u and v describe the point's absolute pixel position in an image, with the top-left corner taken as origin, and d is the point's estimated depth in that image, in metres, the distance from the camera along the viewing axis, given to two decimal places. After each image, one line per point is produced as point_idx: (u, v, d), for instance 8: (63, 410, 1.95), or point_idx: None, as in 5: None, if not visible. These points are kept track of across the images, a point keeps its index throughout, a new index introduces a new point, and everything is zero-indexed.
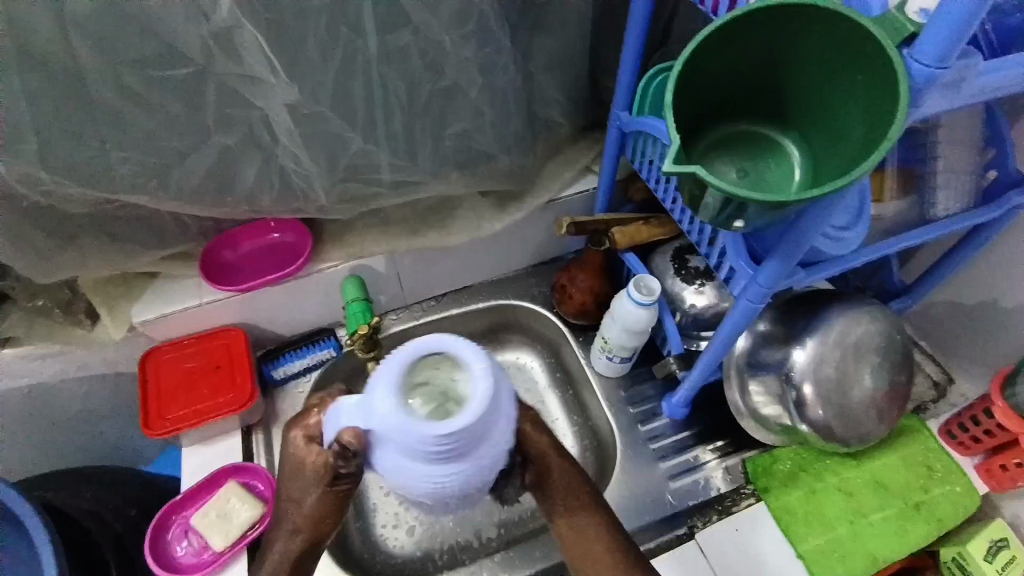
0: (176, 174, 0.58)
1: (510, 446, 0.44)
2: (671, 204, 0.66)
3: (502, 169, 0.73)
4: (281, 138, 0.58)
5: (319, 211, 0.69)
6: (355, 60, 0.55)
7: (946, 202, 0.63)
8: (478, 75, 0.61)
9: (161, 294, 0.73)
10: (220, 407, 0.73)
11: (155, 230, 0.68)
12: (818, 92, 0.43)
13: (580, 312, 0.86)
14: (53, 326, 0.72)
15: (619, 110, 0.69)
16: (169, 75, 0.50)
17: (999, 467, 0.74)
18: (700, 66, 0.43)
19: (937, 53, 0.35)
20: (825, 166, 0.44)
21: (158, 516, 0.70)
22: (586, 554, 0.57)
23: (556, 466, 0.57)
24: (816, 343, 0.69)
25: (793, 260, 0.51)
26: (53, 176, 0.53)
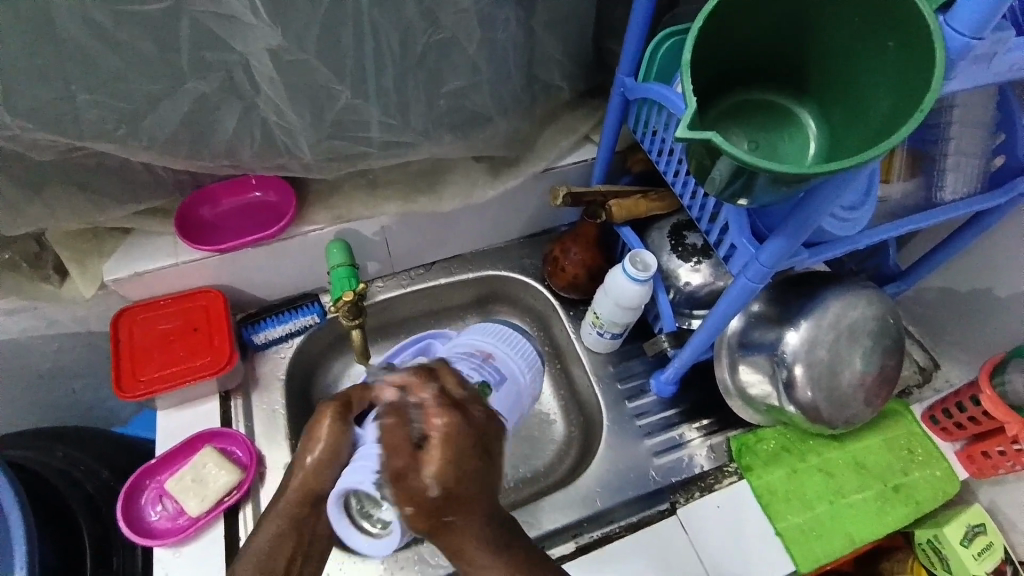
0: (149, 123, 0.54)
1: None
2: (674, 177, 0.63)
3: (497, 132, 0.70)
4: (264, 88, 0.55)
5: (304, 169, 0.66)
6: (345, 5, 0.51)
7: (955, 185, 0.62)
8: (477, 28, 0.57)
9: (135, 251, 0.70)
10: (196, 371, 0.70)
11: (128, 183, 0.64)
12: (842, 63, 0.41)
13: (571, 285, 0.84)
14: (19, 280, 0.68)
15: (624, 74, 0.65)
16: (139, 11, 0.46)
17: (981, 453, 0.75)
18: (721, 26, 0.40)
19: (974, 23, 0.33)
20: (842, 141, 0.42)
21: (131, 479, 0.68)
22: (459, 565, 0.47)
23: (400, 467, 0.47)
24: (810, 325, 0.68)
25: (798, 240, 0.49)
26: (14, 118, 0.49)
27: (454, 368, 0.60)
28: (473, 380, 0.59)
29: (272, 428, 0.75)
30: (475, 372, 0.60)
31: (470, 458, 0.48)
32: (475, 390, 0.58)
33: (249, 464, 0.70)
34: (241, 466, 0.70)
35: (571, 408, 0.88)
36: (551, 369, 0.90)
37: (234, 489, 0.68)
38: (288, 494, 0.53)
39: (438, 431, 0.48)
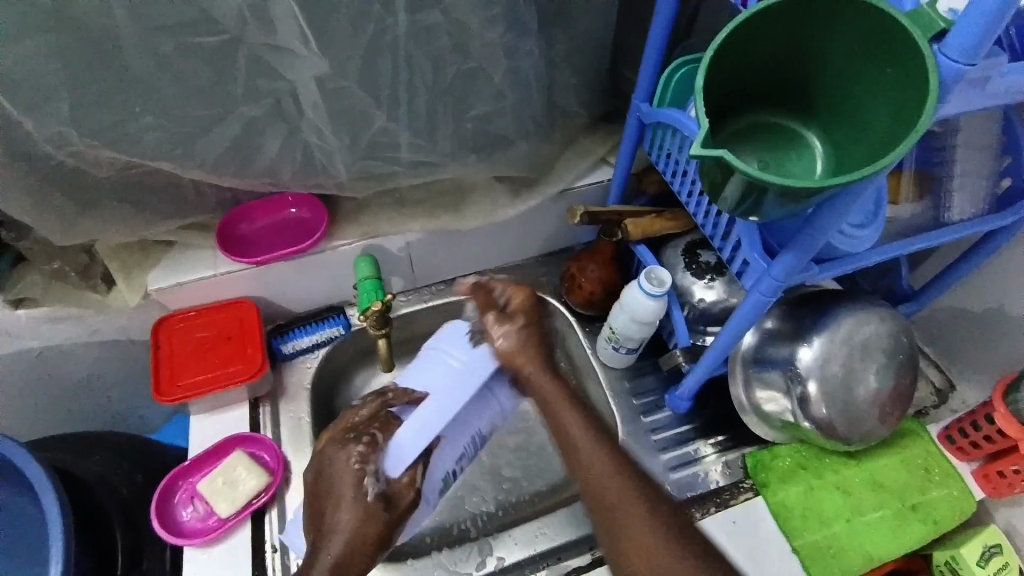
0: (200, 143, 0.58)
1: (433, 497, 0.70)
2: (687, 197, 0.66)
3: (519, 154, 0.74)
4: (306, 112, 0.59)
5: (337, 187, 0.70)
6: (383, 37, 0.55)
7: (961, 207, 0.64)
8: (503, 57, 0.61)
9: (178, 262, 0.74)
10: (230, 377, 0.73)
11: (175, 198, 0.68)
12: (845, 86, 0.44)
13: (587, 302, 0.87)
14: (67, 289, 0.73)
15: (639, 101, 0.69)
16: (201, 43, 0.51)
17: (997, 473, 0.75)
18: (730, 56, 0.44)
19: (966, 49, 0.36)
20: (848, 160, 0.44)
21: (165, 480, 0.70)
22: (596, 488, 0.64)
23: (589, 456, 0.65)
24: (822, 342, 0.69)
25: (808, 256, 0.52)
26: (81, 137, 0.54)
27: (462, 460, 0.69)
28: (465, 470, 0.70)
29: (297, 436, 0.77)
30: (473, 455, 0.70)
31: (608, 471, 0.64)
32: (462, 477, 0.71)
33: (277, 468, 0.73)
34: (269, 470, 0.73)
35: None
36: (567, 385, 0.92)
37: (262, 492, 0.71)
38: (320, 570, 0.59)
39: (591, 475, 0.64)
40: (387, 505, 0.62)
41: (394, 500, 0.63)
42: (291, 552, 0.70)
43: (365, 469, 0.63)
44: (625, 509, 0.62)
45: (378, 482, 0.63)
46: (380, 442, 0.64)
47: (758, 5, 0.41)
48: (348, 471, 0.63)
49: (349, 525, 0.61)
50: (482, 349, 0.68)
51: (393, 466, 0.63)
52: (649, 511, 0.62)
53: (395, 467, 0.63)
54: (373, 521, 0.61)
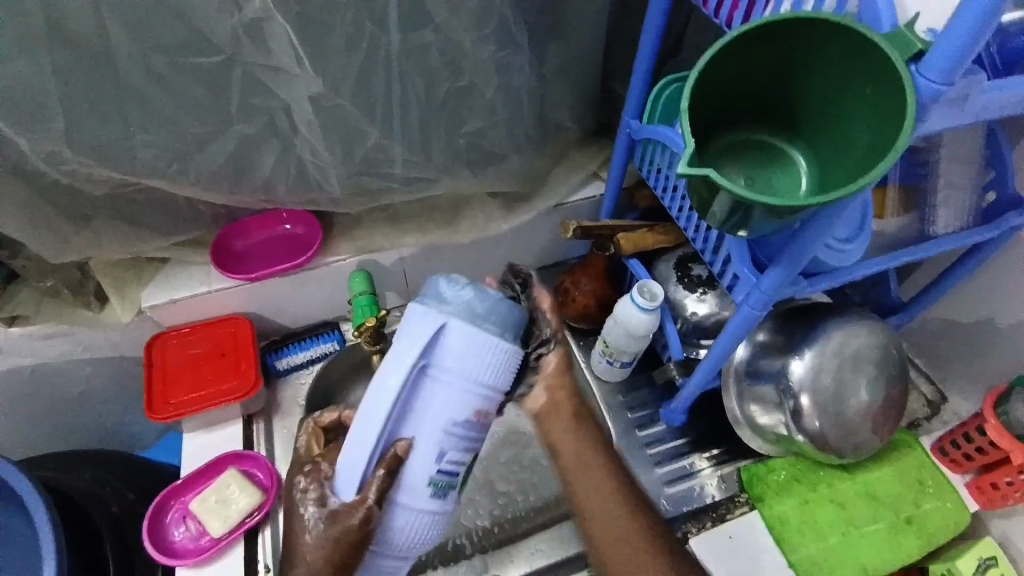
0: (196, 159, 0.59)
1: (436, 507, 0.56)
2: (678, 212, 0.67)
3: (512, 169, 0.75)
4: (301, 129, 0.60)
5: (332, 203, 0.70)
6: (377, 56, 0.56)
7: (947, 220, 0.65)
8: (495, 75, 0.63)
9: (171, 279, 0.74)
10: (224, 394, 0.73)
11: (170, 214, 0.69)
12: (828, 106, 0.45)
13: (581, 316, 0.87)
14: (60, 307, 0.72)
15: (630, 117, 0.70)
16: (197, 62, 0.52)
17: (991, 484, 0.75)
18: (715, 76, 0.45)
19: (944, 71, 0.37)
20: (832, 176, 0.45)
21: (157, 499, 0.70)
22: (600, 518, 0.64)
23: (593, 486, 0.64)
24: (814, 354, 0.70)
25: (796, 270, 0.52)
26: (77, 155, 0.54)
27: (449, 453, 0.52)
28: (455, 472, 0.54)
29: (290, 452, 0.77)
30: (464, 452, 0.54)
31: (608, 492, 0.64)
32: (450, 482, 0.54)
33: (270, 486, 0.72)
34: (262, 488, 0.72)
35: None
36: None
37: (255, 510, 0.70)
38: None
39: (579, 453, 0.64)
40: (350, 533, 0.53)
41: (354, 526, 0.52)
42: None
43: (306, 499, 0.56)
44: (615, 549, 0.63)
45: (320, 507, 0.55)
46: (325, 472, 0.56)
47: (741, 28, 0.42)
48: (293, 504, 0.57)
49: (308, 557, 0.56)
50: (449, 326, 0.48)
51: (342, 487, 0.53)
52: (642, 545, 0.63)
53: (341, 489, 0.52)
54: (345, 547, 0.54)
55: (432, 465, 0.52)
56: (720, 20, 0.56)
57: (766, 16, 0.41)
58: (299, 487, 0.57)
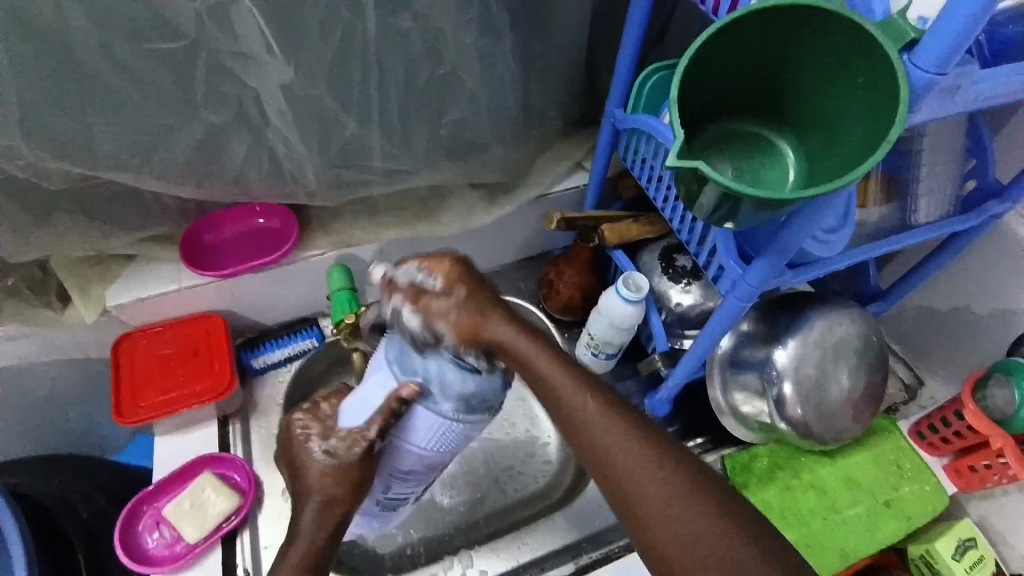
0: (161, 152, 0.56)
1: (410, 487, 0.63)
2: (663, 202, 0.66)
3: (495, 160, 0.73)
4: (273, 120, 0.57)
5: (308, 196, 0.68)
6: (354, 42, 0.54)
7: (928, 209, 0.66)
8: (477, 63, 0.61)
9: (138, 276, 0.71)
10: (195, 396, 0.71)
11: (136, 210, 0.66)
12: (817, 96, 0.44)
13: (566, 308, 0.87)
14: (21, 306, 0.69)
15: (614, 106, 0.69)
16: (160, 48, 0.49)
17: (968, 467, 0.77)
18: (704, 65, 0.44)
19: (936, 60, 0.36)
20: (821, 167, 0.45)
21: (130, 504, 0.68)
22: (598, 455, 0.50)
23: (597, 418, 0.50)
24: (797, 343, 0.70)
25: (783, 261, 0.52)
26: (33, 148, 0.51)
27: (434, 442, 0.56)
28: (434, 463, 0.60)
29: (270, 452, 0.75)
30: (449, 446, 0.58)
31: (619, 427, 0.50)
32: (428, 469, 0.60)
33: (249, 488, 0.70)
34: (240, 491, 0.70)
35: None
36: None
37: (233, 514, 0.68)
38: (297, 550, 0.55)
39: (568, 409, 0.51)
40: (362, 460, 0.56)
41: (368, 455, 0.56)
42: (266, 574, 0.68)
43: (309, 433, 0.58)
44: (629, 483, 0.48)
45: (325, 441, 0.57)
46: (324, 412, 0.59)
47: (730, 16, 0.41)
48: (294, 441, 0.59)
49: (319, 483, 0.56)
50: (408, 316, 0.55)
51: (346, 419, 0.57)
52: (638, 441, 0.49)
53: (346, 418, 0.57)
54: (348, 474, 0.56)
55: (415, 450, 0.57)
56: (706, 8, 0.55)
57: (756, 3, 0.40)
58: (303, 420, 0.59)
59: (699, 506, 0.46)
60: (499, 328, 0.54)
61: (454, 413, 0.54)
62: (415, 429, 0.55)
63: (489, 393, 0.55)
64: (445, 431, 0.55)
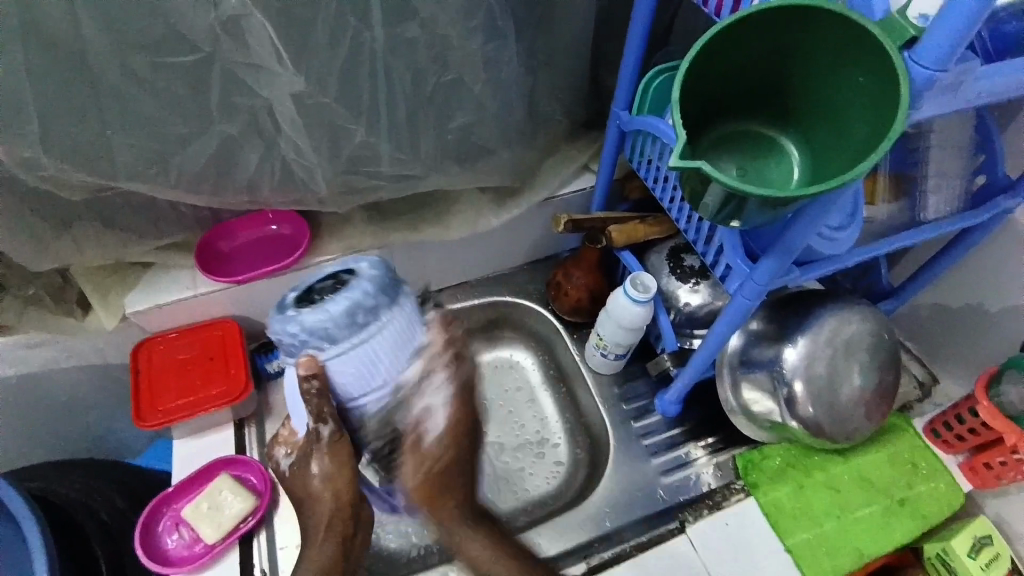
0: (176, 161, 0.57)
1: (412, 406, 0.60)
2: (669, 202, 0.67)
3: (502, 163, 0.74)
4: (284, 128, 0.58)
5: (319, 202, 0.69)
6: (362, 51, 0.55)
7: (938, 205, 0.65)
8: (483, 68, 0.61)
9: (155, 283, 0.73)
10: (213, 399, 0.72)
11: (152, 218, 0.67)
12: (821, 94, 0.44)
13: (575, 309, 0.87)
14: (43, 314, 0.71)
15: (620, 108, 0.70)
16: (174, 60, 0.50)
17: (983, 466, 0.76)
18: (707, 65, 0.44)
19: (938, 57, 0.36)
20: (825, 166, 0.45)
21: (148, 507, 0.69)
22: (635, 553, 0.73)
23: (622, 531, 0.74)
24: (807, 342, 0.70)
25: (789, 260, 0.52)
26: (53, 160, 0.53)
27: (364, 373, 0.53)
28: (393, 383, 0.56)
29: None
30: (385, 365, 0.54)
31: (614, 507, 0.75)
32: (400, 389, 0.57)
33: (264, 490, 0.71)
34: (256, 492, 0.71)
35: (576, 430, 0.88)
36: (557, 392, 0.92)
37: (249, 515, 0.69)
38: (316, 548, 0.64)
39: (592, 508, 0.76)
40: (336, 454, 0.62)
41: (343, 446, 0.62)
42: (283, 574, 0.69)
43: (286, 450, 0.70)
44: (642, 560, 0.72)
45: (289, 454, 0.69)
46: (290, 436, 0.70)
47: (733, 16, 0.42)
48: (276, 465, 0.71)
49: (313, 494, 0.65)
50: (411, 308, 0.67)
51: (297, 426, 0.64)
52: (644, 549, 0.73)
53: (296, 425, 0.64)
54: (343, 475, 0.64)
55: (360, 393, 0.56)
56: (709, 9, 0.55)
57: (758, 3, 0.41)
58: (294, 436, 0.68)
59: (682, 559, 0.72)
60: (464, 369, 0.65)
61: (345, 338, 0.51)
62: (340, 378, 0.54)
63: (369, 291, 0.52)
64: (370, 356, 0.53)
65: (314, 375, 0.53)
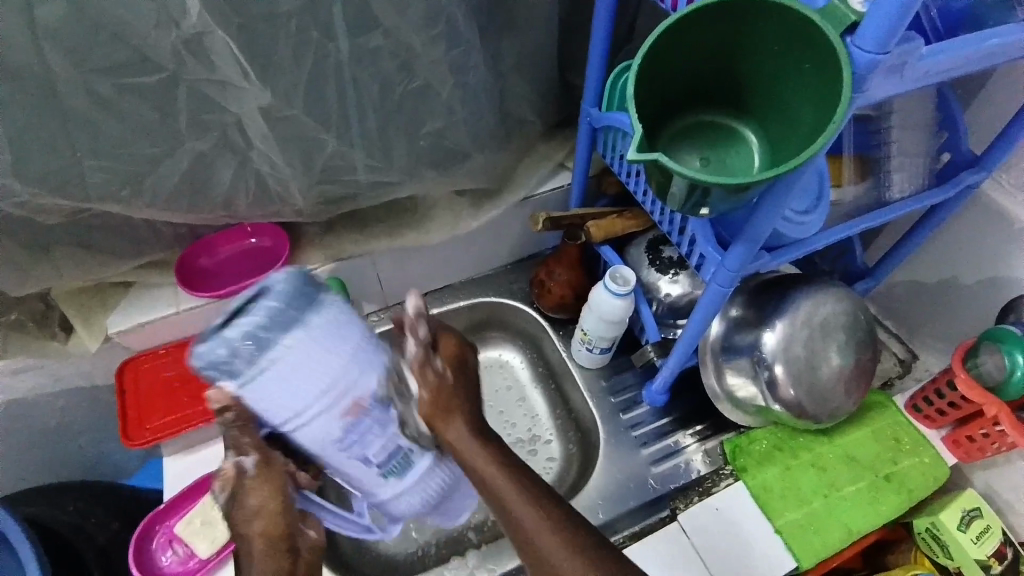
0: (149, 181, 0.58)
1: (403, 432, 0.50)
2: (643, 196, 0.68)
3: (477, 166, 0.75)
4: (256, 142, 0.59)
5: (297, 213, 0.70)
6: (327, 63, 0.56)
7: (902, 184, 0.67)
8: (450, 74, 0.62)
9: (137, 301, 0.73)
10: (196, 415, 0.73)
11: (131, 239, 0.67)
12: (773, 82, 0.45)
13: (559, 305, 0.88)
14: (27, 340, 0.71)
15: (589, 105, 0.71)
16: (139, 82, 0.50)
17: (966, 438, 0.78)
18: (662, 60, 0.45)
19: (877, 40, 0.38)
20: (782, 150, 0.46)
21: (142, 524, 0.69)
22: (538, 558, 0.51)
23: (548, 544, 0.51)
24: (785, 325, 0.71)
25: (758, 245, 0.53)
26: (26, 186, 0.53)
27: (277, 392, 0.42)
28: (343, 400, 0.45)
29: None
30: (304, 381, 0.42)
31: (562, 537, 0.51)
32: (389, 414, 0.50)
33: None
34: None
35: (568, 426, 0.90)
36: (547, 389, 0.94)
37: None
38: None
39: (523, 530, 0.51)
40: (268, 479, 0.50)
41: (278, 467, 0.51)
42: None
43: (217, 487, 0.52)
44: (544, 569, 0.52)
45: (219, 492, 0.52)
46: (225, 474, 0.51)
47: (681, 11, 0.43)
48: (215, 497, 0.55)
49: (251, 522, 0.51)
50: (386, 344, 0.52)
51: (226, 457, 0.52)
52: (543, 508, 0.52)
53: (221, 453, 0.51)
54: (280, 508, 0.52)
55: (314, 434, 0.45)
56: (666, 4, 0.56)
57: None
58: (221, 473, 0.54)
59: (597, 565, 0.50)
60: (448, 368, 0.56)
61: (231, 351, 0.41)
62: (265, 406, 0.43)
63: (273, 303, 0.42)
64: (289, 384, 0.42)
65: (226, 408, 0.44)
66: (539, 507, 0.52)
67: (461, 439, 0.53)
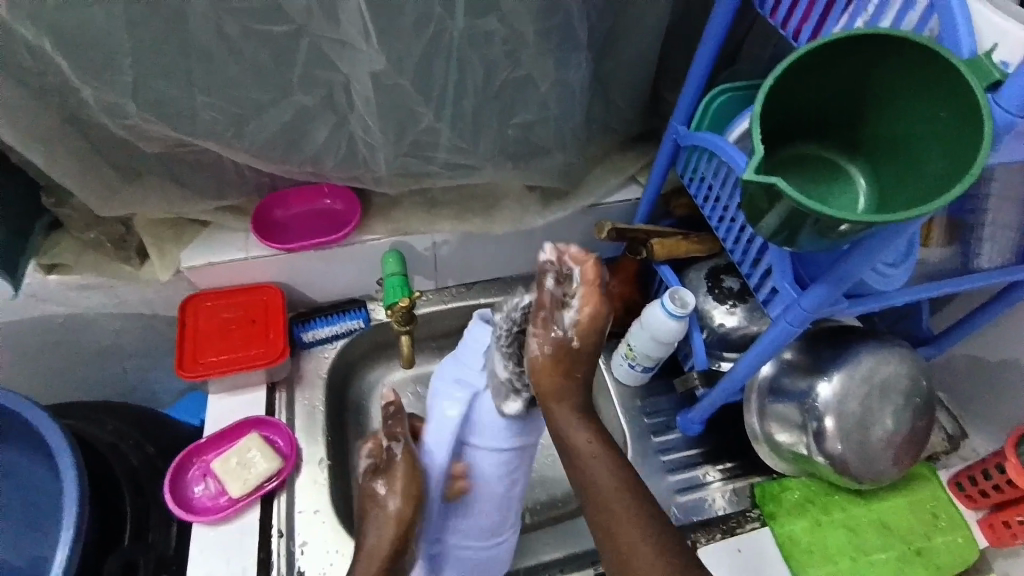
0: (251, 125, 0.60)
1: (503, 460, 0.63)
2: (717, 221, 0.68)
3: (556, 163, 0.75)
4: (357, 105, 0.60)
5: (375, 181, 0.71)
6: (442, 40, 0.56)
7: (992, 254, 0.64)
8: (553, 70, 0.63)
9: (210, 241, 0.75)
10: (250, 359, 0.75)
11: (216, 178, 0.70)
12: (893, 127, 0.46)
13: (606, 317, 0.88)
14: (102, 259, 0.74)
15: (678, 123, 0.70)
16: (266, 29, 0.52)
17: (1003, 523, 0.75)
18: (791, 84, 0.45)
19: (1018, 101, 0.38)
20: (891, 198, 0.46)
21: (181, 454, 0.71)
22: (611, 524, 0.51)
23: (597, 467, 0.54)
24: (842, 377, 0.69)
25: (840, 290, 0.51)
26: (139, 110, 0.56)
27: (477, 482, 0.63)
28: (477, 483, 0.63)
29: (311, 422, 0.78)
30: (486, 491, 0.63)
31: (615, 486, 0.53)
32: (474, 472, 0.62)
33: (290, 454, 0.73)
34: (281, 455, 0.73)
35: None
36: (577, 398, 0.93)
37: (274, 476, 0.71)
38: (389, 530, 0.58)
39: (586, 477, 0.54)
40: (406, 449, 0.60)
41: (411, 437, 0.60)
42: (298, 538, 0.70)
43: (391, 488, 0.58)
44: (620, 539, 0.50)
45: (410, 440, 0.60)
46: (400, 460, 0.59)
47: (829, 35, 0.42)
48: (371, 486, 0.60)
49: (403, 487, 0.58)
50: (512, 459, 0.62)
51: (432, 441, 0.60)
52: (620, 496, 0.52)
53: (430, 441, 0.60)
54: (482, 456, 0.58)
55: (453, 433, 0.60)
56: (786, 33, 0.57)
57: (857, 27, 0.41)
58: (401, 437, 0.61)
59: (657, 528, 0.51)
60: (570, 423, 0.55)
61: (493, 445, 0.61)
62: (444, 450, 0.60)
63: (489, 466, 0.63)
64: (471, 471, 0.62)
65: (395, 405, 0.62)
66: (613, 466, 0.54)
67: (586, 460, 0.54)
